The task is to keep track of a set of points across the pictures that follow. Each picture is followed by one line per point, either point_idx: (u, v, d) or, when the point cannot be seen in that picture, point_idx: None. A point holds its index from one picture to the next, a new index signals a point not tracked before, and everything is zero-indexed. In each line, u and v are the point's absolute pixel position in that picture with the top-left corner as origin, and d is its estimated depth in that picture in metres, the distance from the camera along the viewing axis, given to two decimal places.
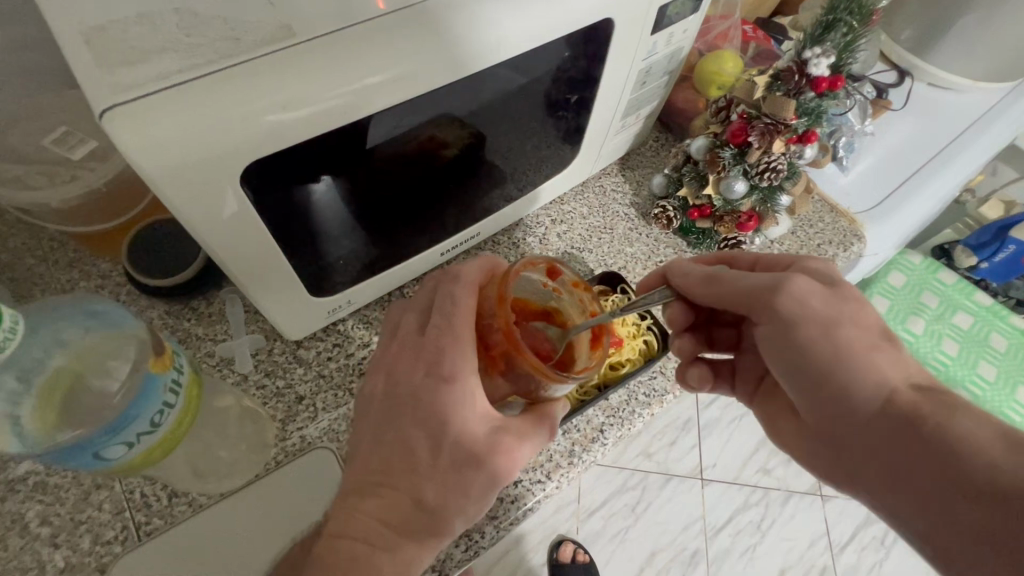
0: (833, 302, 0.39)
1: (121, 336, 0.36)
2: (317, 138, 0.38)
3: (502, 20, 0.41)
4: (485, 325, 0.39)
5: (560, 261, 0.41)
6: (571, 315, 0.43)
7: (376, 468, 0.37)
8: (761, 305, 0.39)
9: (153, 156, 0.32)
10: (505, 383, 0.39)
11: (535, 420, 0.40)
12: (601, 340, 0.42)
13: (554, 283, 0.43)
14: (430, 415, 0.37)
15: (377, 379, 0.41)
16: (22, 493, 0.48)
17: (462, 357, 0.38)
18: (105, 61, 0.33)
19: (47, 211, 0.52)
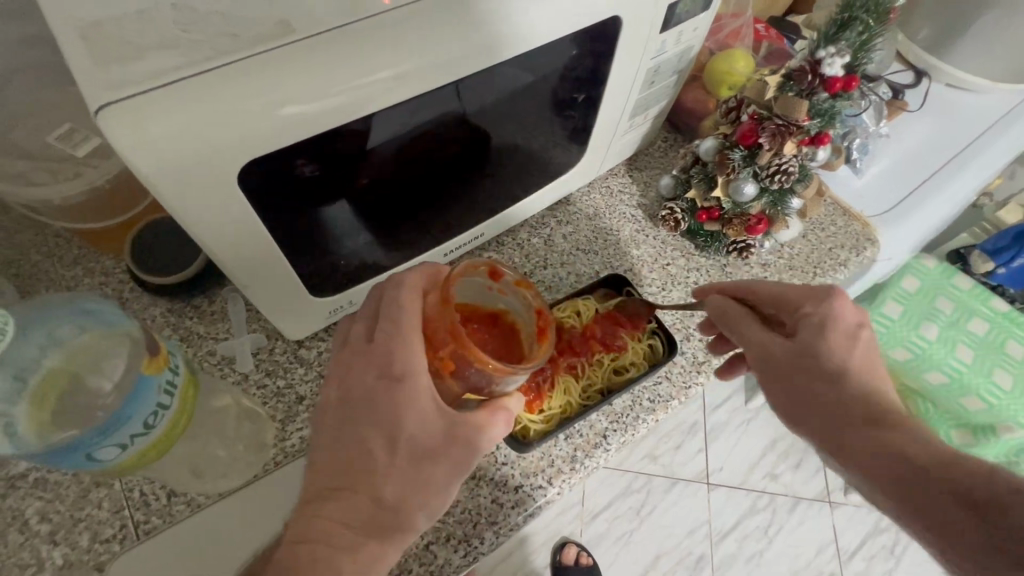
0: (803, 339, 0.42)
1: (115, 336, 0.35)
2: (314, 138, 0.37)
3: (508, 15, 0.40)
4: (432, 327, 0.38)
5: (501, 262, 0.41)
6: (520, 314, 0.42)
7: (337, 471, 0.36)
8: (760, 360, 0.44)
9: (152, 153, 0.31)
10: (456, 384, 0.38)
11: (494, 412, 0.39)
12: (548, 334, 0.41)
13: (498, 285, 0.42)
14: (383, 415, 0.37)
15: (331, 387, 0.40)
16: (22, 489, 0.48)
17: (414, 356, 0.37)
18: (102, 58, 0.32)
19: (50, 208, 0.52)
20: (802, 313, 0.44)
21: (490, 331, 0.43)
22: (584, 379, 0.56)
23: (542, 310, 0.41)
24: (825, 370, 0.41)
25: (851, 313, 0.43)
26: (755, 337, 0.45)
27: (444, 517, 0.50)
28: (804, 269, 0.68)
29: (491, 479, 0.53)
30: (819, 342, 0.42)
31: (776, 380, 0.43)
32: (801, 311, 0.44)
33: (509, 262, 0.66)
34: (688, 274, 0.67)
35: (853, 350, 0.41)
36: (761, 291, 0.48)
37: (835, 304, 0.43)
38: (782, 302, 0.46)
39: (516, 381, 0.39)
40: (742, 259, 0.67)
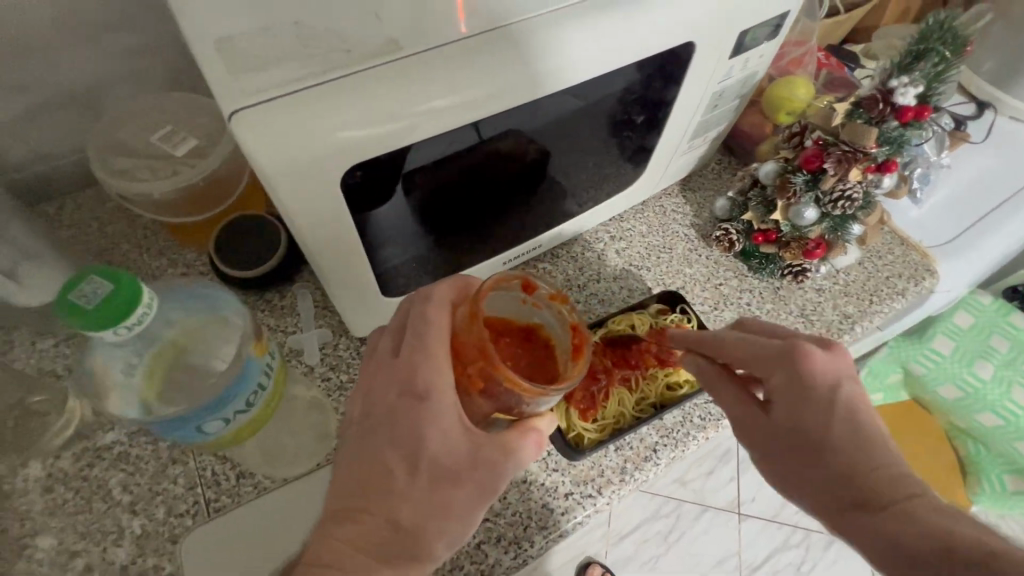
0: (780, 414, 0.39)
1: (219, 321, 0.38)
2: (411, 148, 0.40)
3: (551, 49, 0.41)
4: (460, 342, 0.38)
5: (534, 275, 0.40)
6: (555, 330, 0.41)
7: (354, 491, 0.37)
8: (740, 433, 0.42)
9: (266, 153, 0.35)
10: (484, 402, 0.37)
11: (521, 436, 0.38)
12: (584, 351, 0.39)
13: (530, 299, 0.41)
14: (404, 434, 0.37)
15: (356, 403, 0.41)
16: (107, 461, 0.52)
17: (436, 373, 0.37)
18: (233, 69, 0.36)
19: (148, 202, 0.57)
20: (773, 381, 0.40)
21: (524, 345, 0.40)
22: (638, 392, 0.57)
23: (578, 326, 0.40)
24: (802, 446, 0.38)
25: (827, 374, 0.39)
26: (738, 407, 0.42)
27: (495, 517, 0.52)
28: (860, 297, 0.68)
29: (542, 484, 0.54)
30: (795, 417, 0.38)
31: (758, 453, 0.41)
32: (771, 378, 0.40)
33: (564, 274, 0.68)
34: (740, 295, 0.67)
35: (833, 416, 0.37)
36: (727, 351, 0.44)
37: (803, 366, 0.39)
38: (753, 364, 0.42)
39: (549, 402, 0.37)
40: (796, 283, 0.68)
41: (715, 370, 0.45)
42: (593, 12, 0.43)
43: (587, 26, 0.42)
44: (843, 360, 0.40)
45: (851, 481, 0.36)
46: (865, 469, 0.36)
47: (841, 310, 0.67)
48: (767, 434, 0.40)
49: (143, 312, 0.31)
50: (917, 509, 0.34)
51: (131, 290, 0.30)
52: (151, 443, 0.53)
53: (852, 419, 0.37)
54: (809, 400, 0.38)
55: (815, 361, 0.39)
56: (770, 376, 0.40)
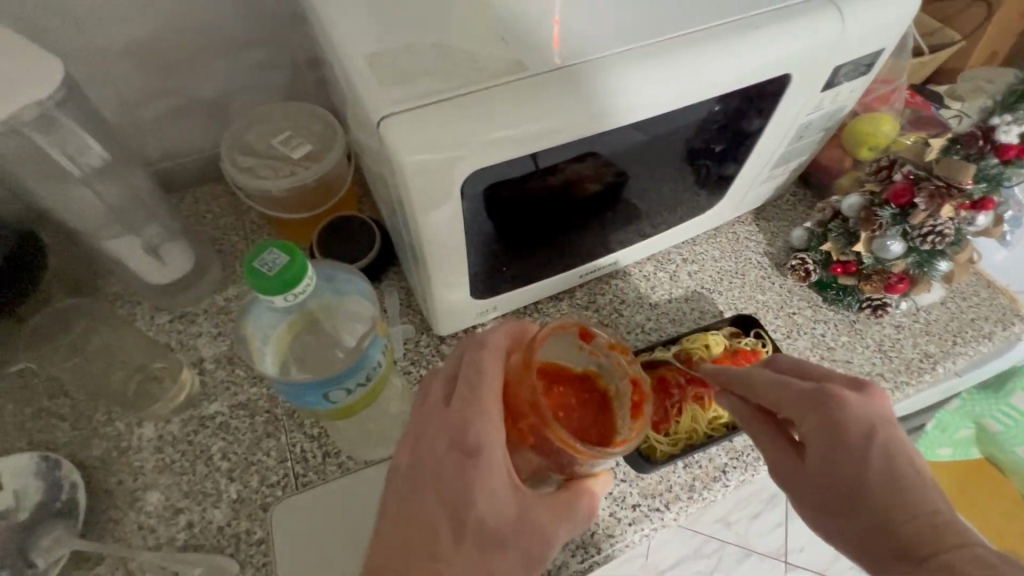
0: (816, 464, 0.38)
1: (345, 302, 0.42)
2: (506, 164, 0.44)
3: (631, 81, 0.44)
4: (513, 395, 0.38)
5: (593, 324, 0.41)
6: (612, 380, 0.41)
7: (396, 550, 0.36)
8: (778, 478, 0.42)
9: (405, 153, 0.39)
10: (535, 456, 0.38)
11: (571, 498, 0.40)
12: (641, 409, 0.39)
13: (588, 347, 0.42)
14: (453, 489, 0.37)
15: (402, 453, 0.41)
16: (210, 428, 0.57)
17: (489, 430, 0.38)
18: (382, 81, 0.41)
19: (264, 197, 0.63)
20: (804, 429, 0.39)
21: (579, 395, 0.42)
22: (712, 412, 0.56)
23: (638, 380, 0.40)
24: (839, 496, 0.37)
25: (858, 421, 0.38)
26: (775, 454, 0.42)
27: None
28: (942, 336, 0.66)
29: (610, 493, 0.54)
30: (829, 465, 0.38)
31: (800, 504, 0.40)
32: (800, 424, 0.40)
33: (635, 292, 0.70)
34: (814, 326, 0.67)
35: (868, 465, 0.37)
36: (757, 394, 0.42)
37: (834, 412, 0.38)
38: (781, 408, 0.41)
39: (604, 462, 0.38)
40: (874, 317, 0.67)
41: (751, 410, 0.44)
42: (672, 53, 0.46)
43: (649, 68, 0.45)
44: (878, 404, 0.40)
45: (887, 531, 0.35)
46: (904, 516, 0.35)
47: (921, 348, 0.65)
48: (802, 481, 0.39)
49: (307, 285, 0.33)
50: (959, 560, 0.32)
51: (301, 265, 0.32)
52: (249, 416, 0.57)
53: (890, 470, 0.36)
54: (843, 448, 0.37)
55: (846, 407, 0.38)
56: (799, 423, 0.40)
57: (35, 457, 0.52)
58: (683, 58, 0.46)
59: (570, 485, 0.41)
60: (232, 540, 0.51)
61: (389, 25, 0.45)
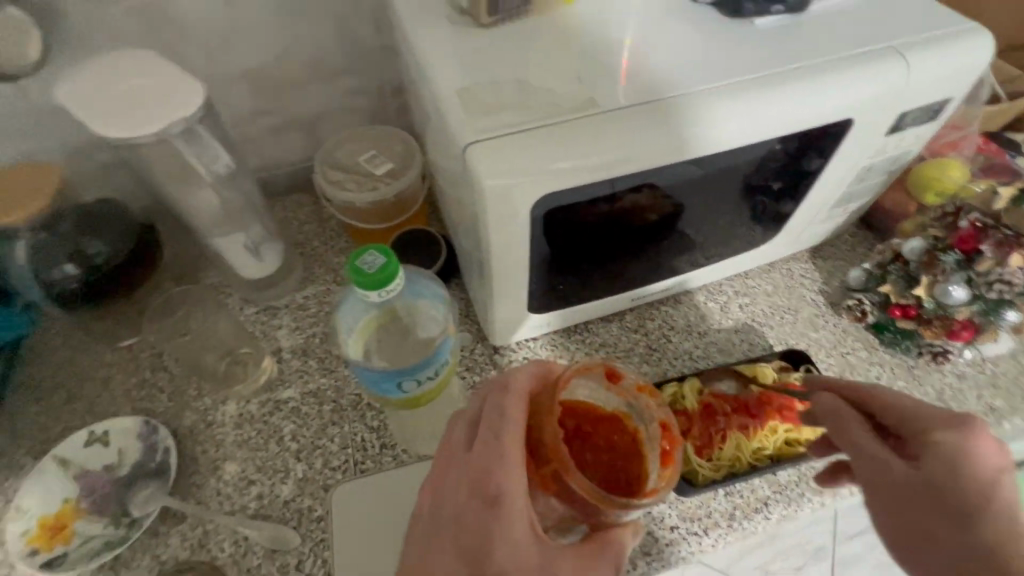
0: (935, 476, 0.36)
1: (420, 303, 0.47)
2: (572, 190, 0.48)
3: (711, 117, 0.48)
4: (536, 440, 0.38)
5: (621, 365, 0.42)
6: (641, 422, 0.42)
7: None
8: (872, 480, 0.38)
9: (485, 176, 0.44)
10: (560, 502, 0.37)
11: (596, 551, 0.37)
12: (670, 455, 0.40)
13: (616, 389, 0.43)
14: (473, 538, 0.36)
15: (426, 497, 0.41)
16: (283, 412, 0.63)
17: (509, 477, 0.36)
18: (469, 112, 0.46)
19: (348, 208, 0.70)
20: (933, 437, 0.37)
21: (608, 438, 0.41)
22: (756, 442, 0.56)
23: (666, 424, 0.42)
24: (954, 515, 0.34)
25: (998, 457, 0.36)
26: (872, 455, 0.38)
27: None
28: (1010, 390, 0.64)
29: (650, 512, 0.56)
30: (953, 474, 0.35)
31: (885, 510, 0.37)
32: (932, 435, 0.37)
33: (685, 320, 0.71)
34: (869, 368, 0.66)
35: (997, 499, 0.35)
36: (886, 400, 0.41)
37: (980, 435, 0.36)
38: (911, 419, 0.39)
39: (633, 512, 0.37)
40: (934, 364, 0.66)
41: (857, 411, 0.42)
42: (734, 96, 0.49)
43: (726, 103, 0.49)
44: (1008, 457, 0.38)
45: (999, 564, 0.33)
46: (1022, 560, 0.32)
47: (985, 401, 0.63)
48: (909, 491, 0.36)
49: (395, 286, 0.38)
50: None
51: (393, 268, 0.37)
52: (317, 404, 0.63)
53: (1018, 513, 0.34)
54: (977, 472, 0.35)
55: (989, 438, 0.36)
56: (931, 433, 0.37)
57: (139, 421, 0.60)
58: (743, 101, 0.49)
59: (596, 534, 0.38)
60: (296, 514, 0.56)
61: (476, 63, 0.50)
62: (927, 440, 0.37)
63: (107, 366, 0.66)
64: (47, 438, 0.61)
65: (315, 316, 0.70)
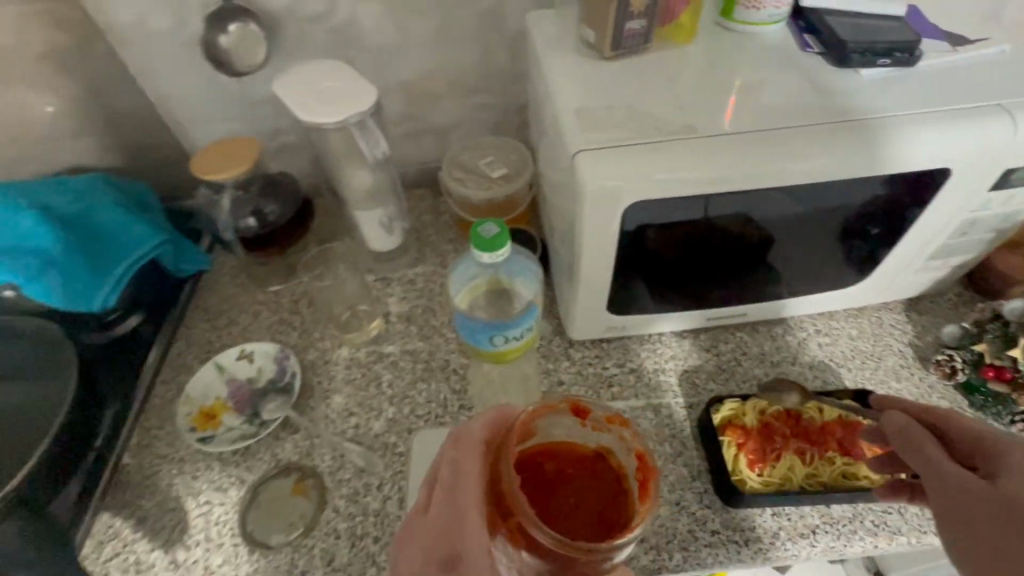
0: (1008, 486, 0.37)
1: (517, 277, 0.56)
2: (661, 202, 0.55)
3: (894, 143, 0.54)
4: (496, 492, 0.40)
5: (585, 400, 0.45)
6: (621, 456, 0.46)
7: None
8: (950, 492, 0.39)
9: (587, 178, 0.52)
10: (532, 556, 0.38)
11: None
12: (648, 487, 0.43)
13: (588, 423, 0.46)
14: None
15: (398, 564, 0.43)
16: (385, 362, 0.74)
17: (469, 533, 0.38)
18: (581, 126, 0.55)
19: (465, 203, 0.81)
20: (1011, 457, 0.39)
21: (592, 472, 0.45)
22: (811, 467, 0.58)
23: (642, 453, 0.45)
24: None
25: None
26: (948, 469, 0.40)
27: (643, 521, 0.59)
28: None
29: (693, 513, 0.59)
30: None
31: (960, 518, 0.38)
32: (1010, 455, 0.39)
33: (759, 348, 0.73)
34: None
35: None
36: (960, 425, 0.44)
37: None
38: (988, 443, 0.41)
39: (616, 555, 0.38)
40: None
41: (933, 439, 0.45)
42: (831, 138, 0.54)
43: (923, 129, 0.53)
44: None
45: None
46: None
47: None
48: (987, 498, 0.37)
49: (501, 253, 0.46)
50: None
51: (503, 239, 0.46)
52: (413, 362, 0.74)
53: None
54: None
55: None
56: (1008, 454, 0.39)
57: (277, 347, 0.74)
58: (834, 141, 0.54)
59: None
60: (383, 446, 0.66)
61: (592, 88, 0.60)
62: (1005, 461, 0.39)
63: (259, 302, 0.82)
64: (211, 349, 0.78)
65: (422, 291, 0.82)
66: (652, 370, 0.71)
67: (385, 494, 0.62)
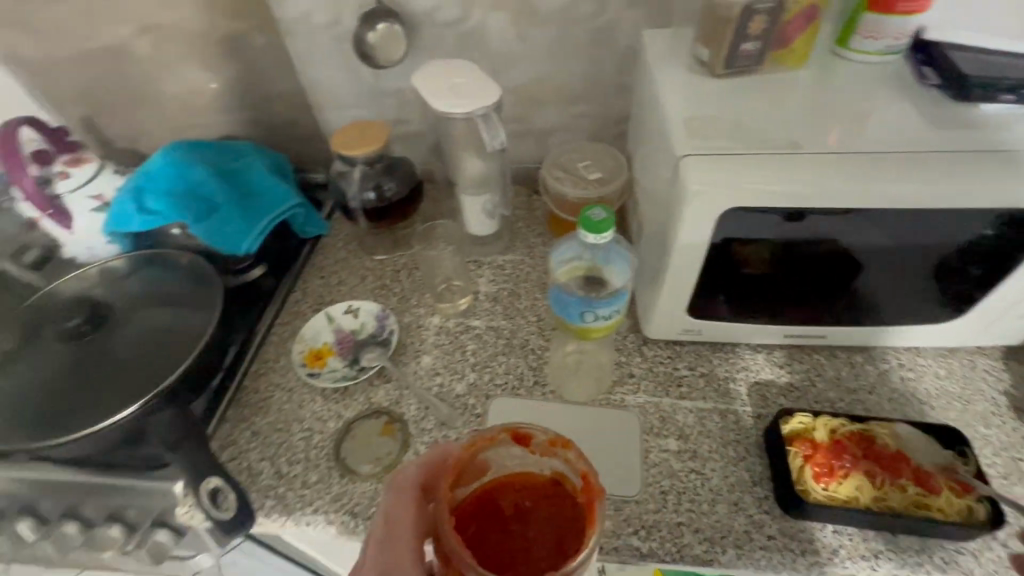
0: None
1: (612, 265, 0.60)
2: (756, 211, 0.58)
3: None
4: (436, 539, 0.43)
5: (523, 426, 0.43)
6: (574, 476, 0.43)
7: None
8: None
9: (690, 181, 0.56)
10: None
11: None
12: (595, 510, 0.41)
13: (535, 448, 0.44)
14: None
15: None
16: (470, 334, 0.81)
17: None
18: (688, 134, 0.60)
19: (560, 200, 0.88)
20: None
21: (547, 497, 0.44)
22: (881, 492, 0.58)
23: (588, 474, 0.42)
24: None
25: None
26: None
27: (700, 514, 0.61)
28: None
29: (751, 516, 0.61)
30: None
31: None
32: None
33: (836, 373, 0.73)
34: None
35: None
36: None
37: None
38: None
39: None
40: None
41: None
42: (938, 168, 0.55)
43: None
44: None
45: None
46: None
47: None
48: None
49: (606, 236, 0.51)
50: None
51: (611, 223, 0.51)
52: (495, 337, 0.81)
53: None
54: None
55: None
56: None
57: (379, 307, 0.83)
58: (941, 172, 0.55)
59: None
60: (462, 406, 0.73)
61: (700, 101, 0.64)
62: None
63: (366, 268, 0.92)
64: (321, 301, 0.89)
65: (509, 276, 0.89)
66: (723, 378, 0.73)
67: None
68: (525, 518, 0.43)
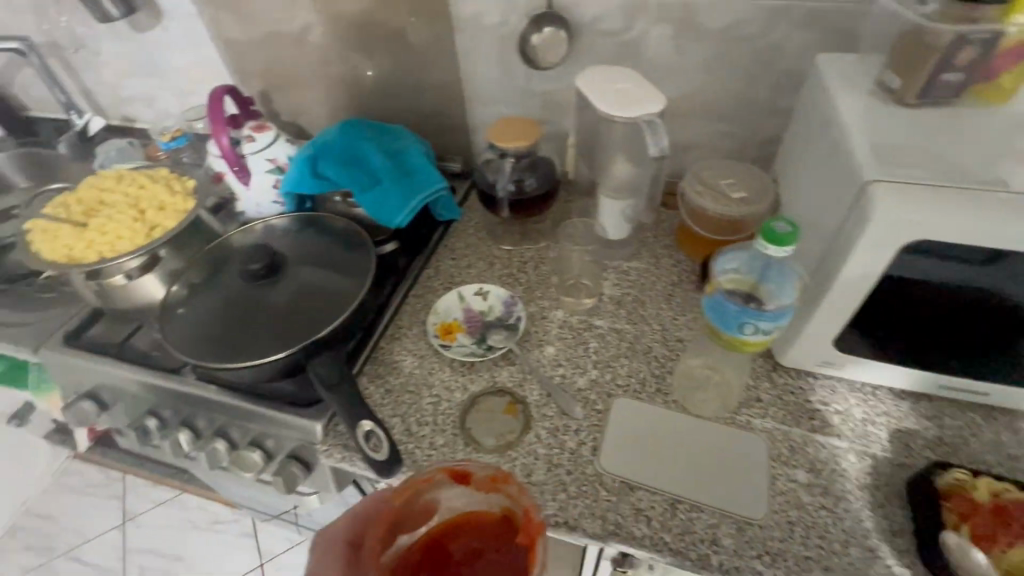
0: None
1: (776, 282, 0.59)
2: (944, 244, 0.55)
3: None
4: None
5: (461, 467, 0.51)
6: (516, 508, 0.50)
7: None
8: None
9: (877, 206, 0.55)
10: None
11: None
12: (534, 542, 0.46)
13: (477, 485, 0.51)
14: None
15: None
16: (592, 333, 0.83)
17: None
18: (873, 159, 0.58)
19: (698, 214, 0.87)
20: None
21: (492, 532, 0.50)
22: None
23: (528, 509, 0.48)
24: None
25: None
26: None
27: (830, 552, 0.59)
28: None
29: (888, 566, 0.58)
30: None
31: None
32: None
33: (995, 436, 0.67)
34: None
35: None
36: None
37: None
38: None
39: None
40: None
41: None
42: None
43: None
44: None
45: None
46: None
47: None
48: None
49: (786, 250, 0.51)
50: None
51: (795, 237, 0.51)
52: (617, 339, 0.82)
53: None
54: None
55: None
56: None
57: (508, 294, 0.87)
58: None
59: None
60: (583, 399, 0.74)
61: (886, 128, 0.62)
62: None
63: (494, 256, 0.97)
64: (452, 280, 0.94)
65: (634, 283, 0.90)
66: (861, 419, 0.70)
67: (581, 438, 0.70)
68: (476, 556, 0.49)
